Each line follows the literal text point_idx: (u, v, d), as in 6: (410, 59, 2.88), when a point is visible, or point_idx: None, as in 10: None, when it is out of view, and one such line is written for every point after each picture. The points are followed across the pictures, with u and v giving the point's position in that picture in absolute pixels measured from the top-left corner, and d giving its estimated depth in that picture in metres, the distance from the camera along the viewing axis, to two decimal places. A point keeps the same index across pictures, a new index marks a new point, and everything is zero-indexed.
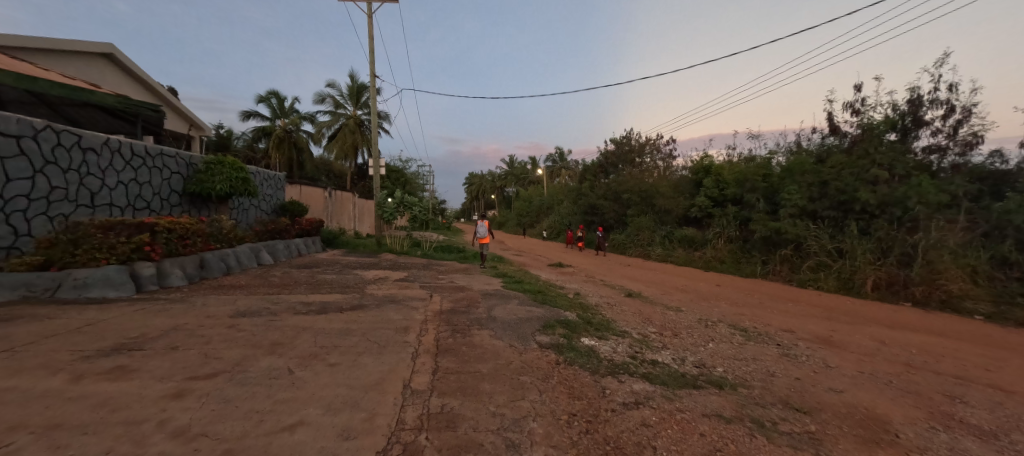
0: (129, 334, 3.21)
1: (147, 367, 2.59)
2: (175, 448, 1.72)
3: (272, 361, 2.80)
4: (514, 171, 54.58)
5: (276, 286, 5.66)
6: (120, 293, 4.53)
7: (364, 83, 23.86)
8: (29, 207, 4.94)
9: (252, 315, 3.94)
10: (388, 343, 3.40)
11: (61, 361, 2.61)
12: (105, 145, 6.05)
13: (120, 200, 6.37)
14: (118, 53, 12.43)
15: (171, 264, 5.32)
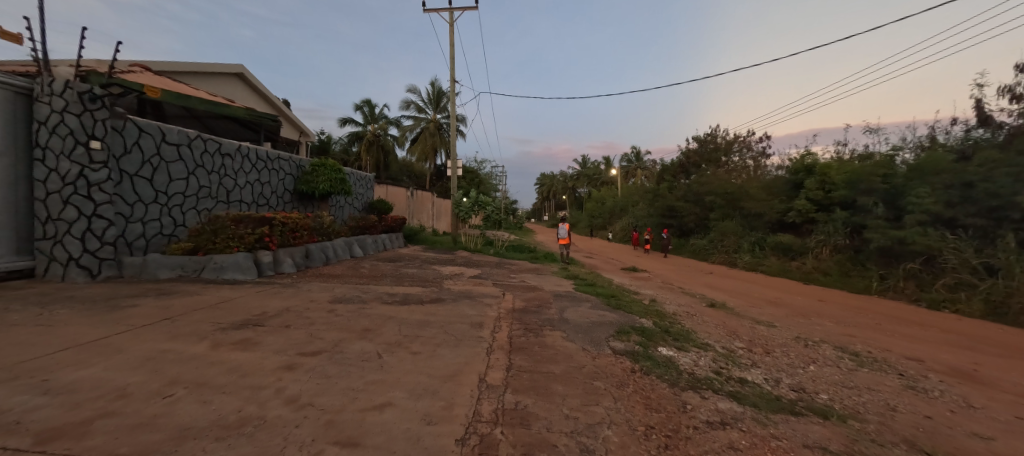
0: (253, 311, 3.77)
1: (266, 341, 3.01)
2: (288, 414, 1.99)
3: (363, 345, 3.08)
4: (587, 172, 53.52)
5: (366, 277, 6.22)
6: (246, 277, 5.33)
7: (443, 88, 25.24)
8: (185, 202, 6.03)
9: (346, 302, 4.38)
10: (464, 336, 3.54)
11: (205, 330, 3.16)
12: (237, 151, 7.16)
13: (248, 197, 7.48)
14: (246, 72, 14.63)
15: (284, 253, 6.13)
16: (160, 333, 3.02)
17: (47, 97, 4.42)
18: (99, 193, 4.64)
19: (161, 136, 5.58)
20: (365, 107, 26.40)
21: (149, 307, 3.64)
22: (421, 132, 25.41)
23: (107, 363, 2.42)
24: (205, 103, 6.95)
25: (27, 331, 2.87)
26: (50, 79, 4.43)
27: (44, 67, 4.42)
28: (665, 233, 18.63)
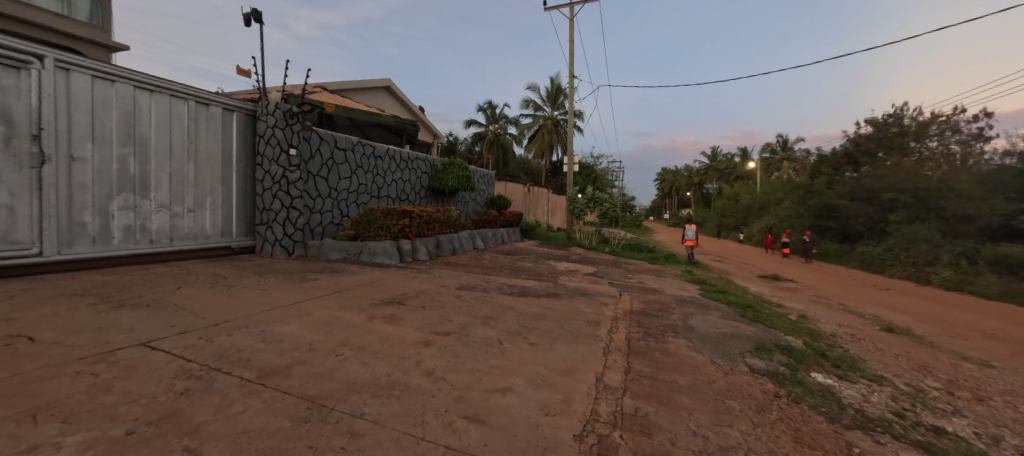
0: (398, 291, 4.39)
1: (408, 318, 3.47)
2: (427, 383, 2.26)
3: (486, 331, 3.32)
4: (717, 165, 47.90)
5: (487, 268, 6.66)
6: (391, 261, 6.21)
7: (561, 85, 25.36)
8: (349, 197, 7.30)
9: (471, 290, 4.77)
10: (580, 333, 3.53)
11: (363, 304, 3.80)
12: (387, 153, 8.35)
13: (393, 193, 8.71)
14: (391, 84, 16.81)
15: (420, 242, 6.94)
16: (333, 302, 3.74)
17: (264, 116, 5.79)
18: (294, 190, 5.92)
19: (334, 142, 6.85)
20: (488, 109, 28.19)
21: (325, 281, 4.54)
22: (538, 130, 25.98)
23: (300, 323, 3.10)
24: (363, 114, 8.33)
25: (252, 292, 3.85)
26: (266, 102, 5.80)
27: (263, 93, 5.79)
28: (808, 235, 16.18)
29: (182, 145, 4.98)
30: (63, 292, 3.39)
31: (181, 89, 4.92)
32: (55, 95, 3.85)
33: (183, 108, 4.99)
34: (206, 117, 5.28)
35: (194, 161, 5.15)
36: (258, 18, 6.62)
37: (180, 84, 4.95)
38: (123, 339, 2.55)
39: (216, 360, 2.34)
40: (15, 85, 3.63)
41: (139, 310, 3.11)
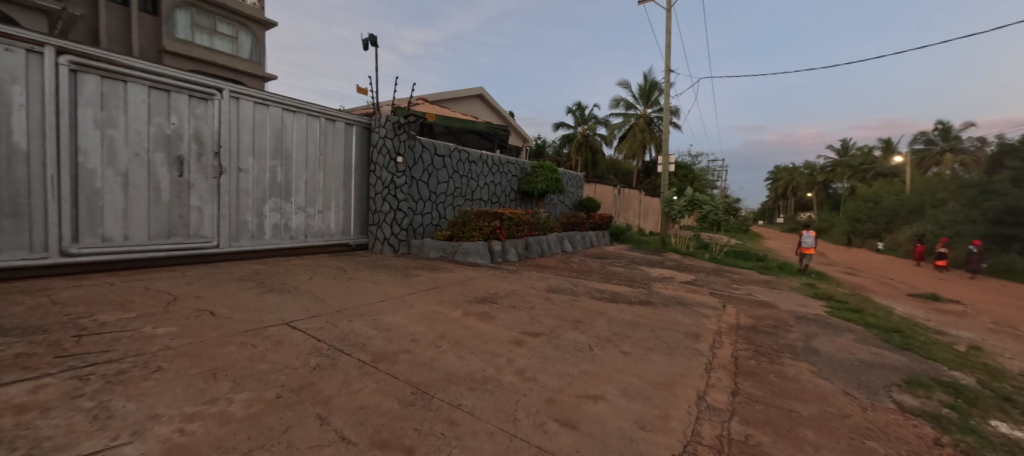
0: (489, 290, 4.58)
1: (500, 316, 3.59)
2: (518, 382, 2.31)
3: (576, 335, 3.28)
4: (849, 160, 40.72)
5: (575, 271, 6.58)
6: (483, 261, 6.50)
7: (656, 80, 24.03)
8: (446, 200, 7.83)
9: (560, 293, 4.76)
10: (678, 346, 3.29)
11: (459, 300, 4.04)
12: (480, 158, 8.77)
13: (485, 195, 9.11)
14: (482, 91, 17.65)
15: (510, 244, 7.14)
16: (432, 297, 4.05)
17: (377, 128, 6.50)
18: (400, 193, 6.54)
19: (434, 149, 7.42)
20: (577, 111, 27.96)
21: (425, 277, 4.94)
22: (630, 129, 24.94)
23: (405, 314, 3.41)
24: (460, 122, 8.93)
25: (367, 284, 4.36)
26: (379, 116, 6.50)
27: (376, 108, 6.50)
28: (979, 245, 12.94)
29: (315, 156, 5.85)
30: (232, 277, 4.23)
31: (315, 108, 5.78)
32: (229, 119, 4.83)
33: (317, 124, 5.85)
34: (333, 131, 6.11)
35: (323, 169, 6.00)
36: (375, 42, 7.50)
37: (314, 104, 5.81)
38: (272, 317, 3.09)
39: (340, 342, 2.70)
40: (204, 113, 4.64)
41: (283, 294, 3.73)
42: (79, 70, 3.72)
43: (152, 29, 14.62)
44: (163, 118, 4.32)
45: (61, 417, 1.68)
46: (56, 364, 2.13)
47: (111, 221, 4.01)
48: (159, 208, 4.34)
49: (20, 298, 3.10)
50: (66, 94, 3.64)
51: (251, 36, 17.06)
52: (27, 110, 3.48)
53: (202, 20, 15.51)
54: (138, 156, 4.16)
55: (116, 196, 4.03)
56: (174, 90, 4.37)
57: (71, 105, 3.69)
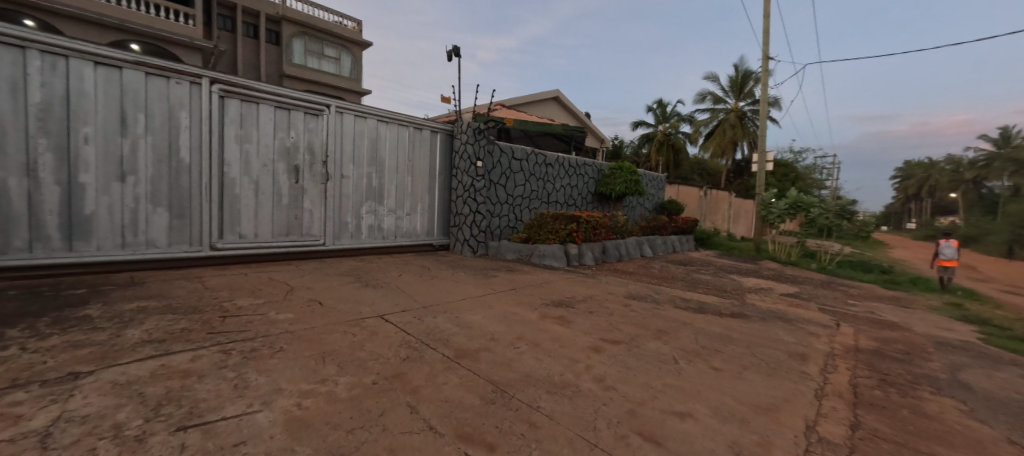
0: (566, 294, 4.54)
1: (577, 321, 3.54)
2: (597, 390, 2.25)
3: (659, 345, 3.11)
4: (1012, 153, 32.92)
5: (657, 277, 6.22)
6: (559, 264, 6.48)
7: (750, 70, 21.89)
8: (523, 202, 7.96)
9: (641, 300, 4.54)
10: (780, 366, 2.93)
11: (536, 302, 4.06)
12: (556, 161, 8.77)
13: (562, 198, 9.08)
14: (558, 94, 17.76)
15: (586, 247, 7.01)
16: (510, 298, 4.13)
17: (459, 134, 6.83)
18: (479, 196, 6.79)
19: (512, 153, 7.59)
20: (657, 109, 26.57)
21: (502, 279, 5.07)
22: (718, 125, 23.01)
23: (485, 313, 3.54)
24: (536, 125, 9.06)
25: (449, 283, 4.61)
26: (461, 123, 6.83)
27: (459, 115, 6.85)
28: None
29: (404, 162, 6.34)
30: (335, 271, 4.76)
31: (405, 119, 6.27)
32: (335, 132, 5.45)
33: (406, 133, 6.33)
34: (420, 139, 6.56)
35: (411, 175, 6.47)
36: (458, 53, 7.91)
37: (404, 114, 6.30)
38: (368, 310, 3.41)
39: (426, 336, 2.88)
40: (316, 127, 5.29)
41: (377, 289, 4.10)
42: (226, 96, 4.50)
43: (276, 57, 17.12)
44: (285, 132, 5.02)
45: (212, 383, 2.04)
46: (208, 339, 2.59)
47: (246, 221, 4.77)
48: (281, 210, 5.05)
49: (183, 284, 3.82)
50: (217, 116, 4.42)
51: (351, 56, 19.09)
52: (191, 131, 4.29)
53: (313, 45, 17.76)
54: (266, 166, 4.89)
55: (250, 200, 4.78)
56: (294, 108, 5.06)
57: (220, 125, 4.47)
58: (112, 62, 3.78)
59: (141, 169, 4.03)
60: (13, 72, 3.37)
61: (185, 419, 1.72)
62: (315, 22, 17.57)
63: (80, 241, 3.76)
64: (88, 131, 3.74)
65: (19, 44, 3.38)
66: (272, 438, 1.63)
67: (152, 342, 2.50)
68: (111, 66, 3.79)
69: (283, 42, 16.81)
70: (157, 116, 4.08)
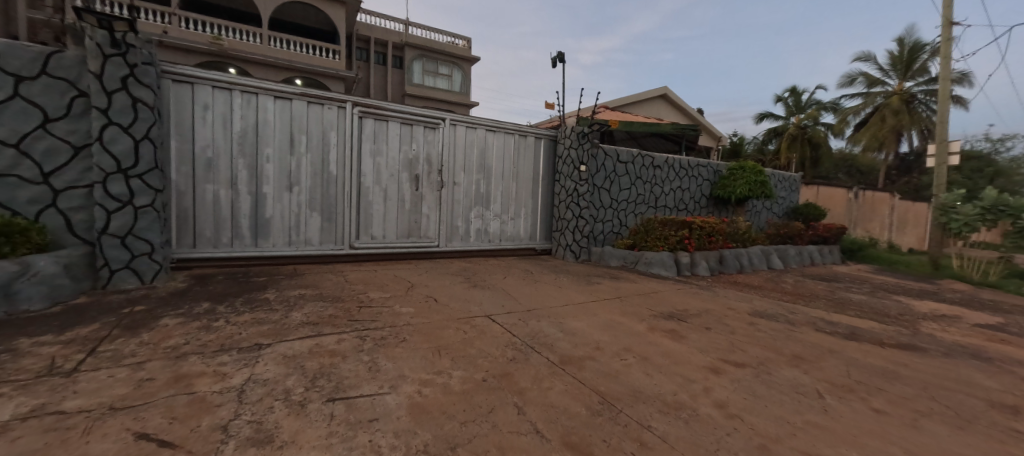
0: (678, 306, 4.18)
1: (691, 337, 3.24)
2: (719, 417, 2.02)
3: (797, 374, 2.66)
4: None
5: (790, 294, 5.36)
6: (668, 274, 6.03)
7: (922, 41, 17.64)
8: (628, 207, 7.65)
9: (770, 319, 3.95)
10: (978, 418, 2.26)
11: (643, 313, 3.83)
12: (666, 162, 8.21)
13: (671, 202, 8.46)
14: (666, 91, 16.85)
15: (700, 256, 6.40)
16: (615, 306, 3.98)
17: (563, 139, 6.84)
18: (582, 201, 6.71)
19: (617, 156, 7.34)
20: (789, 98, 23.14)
21: (606, 286, 4.91)
22: (874, 114, 18.93)
23: (589, 321, 3.46)
24: (643, 125, 8.63)
25: (551, 288, 4.63)
26: (565, 127, 6.84)
27: (562, 120, 6.88)
28: None
29: (510, 169, 6.59)
30: (447, 271, 5.17)
31: (511, 127, 6.52)
32: (449, 143, 5.93)
33: (512, 140, 6.58)
34: (525, 145, 6.76)
35: (516, 180, 6.70)
36: (562, 58, 7.96)
37: (510, 122, 6.56)
38: (477, 309, 3.61)
39: (531, 339, 2.94)
40: (433, 139, 5.82)
41: (484, 290, 4.33)
42: (363, 116, 5.24)
43: (400, 79, 19.42)
44: (408, 145, 5.64)
45: (352, 364, 2.38)
46: (349, 325, 3.03)
47: (376, 224, 5.47)
48: (404, 214, 5.67)
49: (330, 276, 4.54)
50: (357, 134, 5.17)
51: (461, 71, 20.67)
52: (337, 148, 5.10)
53: (430, 65, 19.68)
54: (393, 176, 5.54)
55: (380, 206, 5.48)
56: (416, 123, 5.65)
57: (358, 142, 5.22)
58: (285, 95, 4.70)
59: (303, 181, 4.92)
60: (224, 108, 4.43)
61: (332, 392, 2.03)
62: (432, 44, 19.49)
63: (261, 238, 4.75)
64: (268, 151, 4.70)
65: (227, 87, 4.41)
66: (398, 419, 1.82)
67: (308, 324, 3.03)
68: (284, 98, 4.71)
69: (406, 65, 18.99)
70: (314, 137, 4.94)
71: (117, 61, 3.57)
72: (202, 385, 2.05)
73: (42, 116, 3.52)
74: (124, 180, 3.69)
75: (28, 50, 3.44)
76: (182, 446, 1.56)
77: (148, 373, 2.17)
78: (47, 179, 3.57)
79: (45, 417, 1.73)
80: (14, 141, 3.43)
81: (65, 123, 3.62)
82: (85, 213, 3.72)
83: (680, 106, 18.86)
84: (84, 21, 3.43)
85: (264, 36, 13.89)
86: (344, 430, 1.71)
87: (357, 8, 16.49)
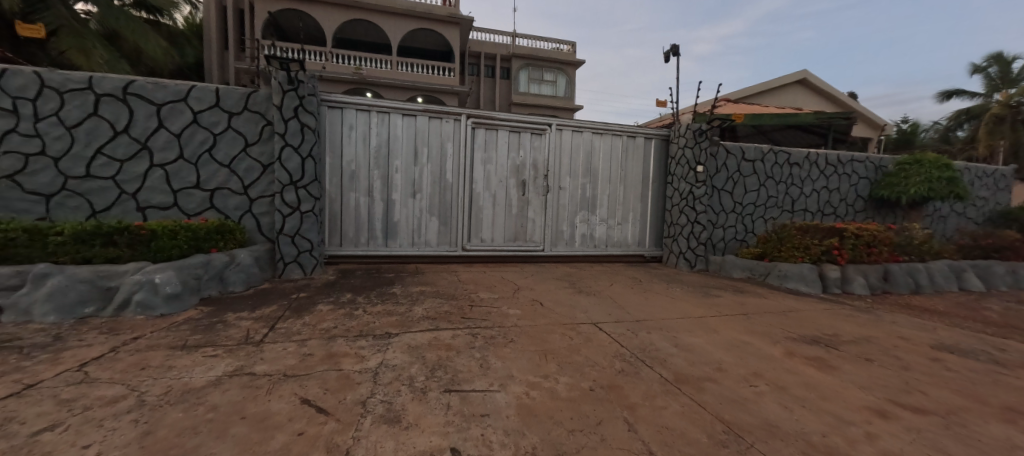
0: (825, 330, 3.51)
1: (845, 369, 2.68)
2: None
3: (1014, 432, 1.99)
4: None
5: (997, 326, 4.07)
6: (810, 290, 5.13)
7: None
8: (756, 211, 6.75)
9: (966, 357, 3.06)
10: None
11: (778, 335, 3.31)
12: (806, 159, 7.02)
13: (813, 205, 7.20)
14: (800, 74, 14.79)
15: (855, 270, 5.30)
16: (740, 324, 3.52)
17: (676, 138, 6.35)
18: (699, 205, 6.13)
19: (741, 154, 6.55)
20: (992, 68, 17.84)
21: (728, 300, 4.38)
22: None
23: (709, 338, 3.12)
24: (775, 117, 7.53)
25: (663, 298, 4.31)
26: (678, 125, 6.34)
27: (675, 118, 6.40)
28: None
29: (617, 172, 6.36)
30: (552, 276, 5.20)
31: (618, 128, 6.30)
32: (555, 148, 5.99)
33: (619, 142, 6.34)
34: (634, 147, 6.45)
35: (623, 184, 6.43)
36: (676, 51, 7.41)
37: (618, 124, 6.33)
38: (583, 316, 3.55)
39: (641, 352, 2.77)
40: (540, 145, 5.94)
41: (589, 297, 4.24)
42: (476, 126, 5.61)
43: (506, 89, 20.34)
44: (516, 152, 5.85)
45: (466, 359, 2.54)
46: (462, 322, 3.26)
47: (486, 227, 5.80)
48: (511, 219, 5.89)
49: (446, 276, 4.95)
50: (470, 143, 5.56)
51: (565, 76, 20.78)
52: (453, 157, 5.54)
53: (535, 73, 20.21)
54: (502, 182, 5.81)
55: (489, 211, 5.79)
56: (523, 130, 5.83)
57: (471, 151, 5.60)
58: (412, 112, 5.29)
59: (425, 188, 5.47)
60: (365, 127, 5.17)
61: (449, 384, 2.20)
62: (537, 53, 20.00)
63: (390, 239, 5.41)
64: (397, 163, 5.34)
65: (367, 109, 5.14)
66: (508, 417, 1.88)
67: (428, 318, 3.33)
68: (410, 115, 5.31)
69: (512, 75, 19.82)
70: (434, 148, 5.46)
71: (291, 95, 4.45)
72: (347, 364, 2.41)
73: (244, 141, 4.56)
74: (295, 191, 4.57)
75: (237, 92, 4.49)
76: (333, 414, 1.85)
77: (309, 349, 2.63)
78: (246, 190, 4.61)
79: (244, 375, 2.23)
80: (227, 162, 4.52)
81: (258, 147, 4.62)
82: (269, 217, 4.69)
83: (824, 92, 16.00)
84: (271, 65, 4.36)
85: (394, 62, 15.90)
86: (459, 421, 1.83)
87: (470, 26, 17.81)
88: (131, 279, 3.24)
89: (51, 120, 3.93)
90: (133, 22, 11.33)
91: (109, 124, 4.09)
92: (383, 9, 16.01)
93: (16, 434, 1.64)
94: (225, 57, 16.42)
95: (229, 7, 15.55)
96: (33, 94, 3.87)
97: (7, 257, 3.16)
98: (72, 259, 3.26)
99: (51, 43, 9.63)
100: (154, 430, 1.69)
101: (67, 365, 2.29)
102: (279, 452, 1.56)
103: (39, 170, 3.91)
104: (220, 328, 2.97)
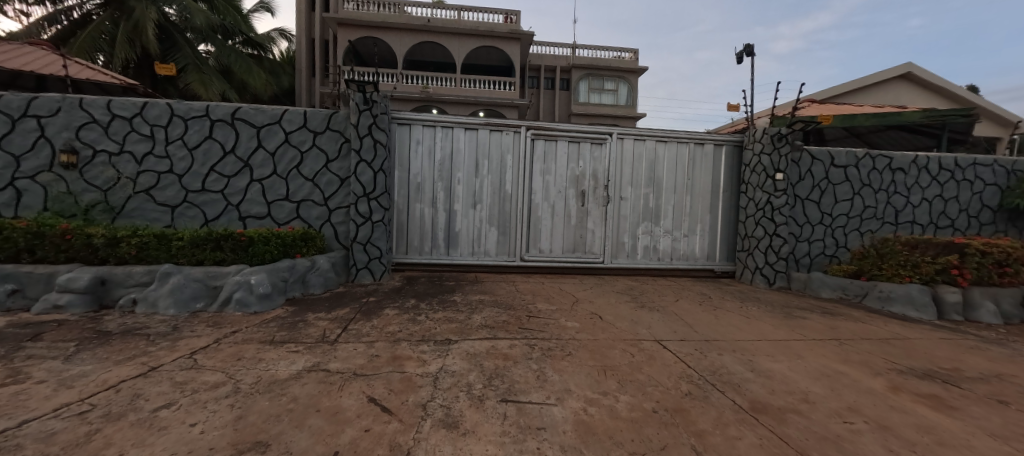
0: (942, 363, 2.98)
1: (971, 411, 2.25)
2: None
3: None
4: None
5: None
6: (922, 316, 4.41)
7: None
8: (848, 223, 6.00)
9: None
10: None
11: (879, 365, 2.88)
12: (913, 163, 6.11)
13: (923, 217, 6.22)
14: (894, 67, 13.60)
15: (982, 294, 4.48)
16: (830, 351, 3.12)
17: (751, 144, 5.87)
18: (779, 216, 5.59)
19: (830, 160, 5.88)
20: None
21: (816, 323, 3.90)
22: None
23: (791, 364, 2.81)
24: (872, 117, 6.69)
25: (737, 317, 3.96)
26: (753, 130, 5.87)
27: (750, 121, 5.92)
28: None
29: (682, 181, 6.03)
30: (612, 289, 5.04)
31: (685, 136, 5.98)
32: (616, 157, 5.84)
33: (685, 150, 6.01)
34: (703, 154, 6.07)
35: (691, 194, 6.07)
36: (750, 51, 6.94)
37: (684, 131, 6.02)
38: (646, 332, 3.38)
39: (712, 375, 2.56)
40: (600, 155, 5.84)
41: (653, 312, 4.01)
42: (535, 138, 5.67)
43: (566, 100, 20.37)
44: (575, 163, 5.80)
45: (523, 370, 2.54)
46: (519, 332, 3.25)
47: (544, 238, 5.79)
48: (570, 230, 5.83)
49: (504, 285, 5.01)
50: (529, 155, 5.63)
51: (627, 84, 20.27)
52: (513, 168, 5.64)
53: (595, 82, 20.01)
54: (561, 192, 5.78)
55: (548, 222, 5.78)
56: (583, 141, 5.78)
57: (531, 162, 5.67)
58: (473, 126, 5.49)
59: (484, 199, 5.61)
60: (430, 142, 5.46)
61: (505, 394, 2.20)
62: (597, 62, 19.80)
63: (452, 248, 5.61)
64: (459, 175, 5.54)
65: (432, 124, 5.43)
66: (565, 433, 1.83)
67: (486, 327, 3.38)
68: (472, 129, 5.51)
69: (572, 86, 19.79)
70: (494, 161, 5.60)
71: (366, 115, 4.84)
72: (410, 367, 2.52)
73: (326, 158, 5.02)
74: (367, 202, 4.93)
75: (321, 113, 4.97)
76: (396, 414, 1.93)
77: (376, 350, 2.80)
78: (327, 202, 5.06)
79: (320, 371, 2.43)
80: (312, 177, 5.01)
81: (337, 162, 5.05)
82: (345, 226, 5.09)
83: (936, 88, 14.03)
84: (349, 88, 4.78)
85: (457, 79, 16.63)
86: (515, 432, 1.82)
87: (530, 41, 18.11)
88: (232, 280, 3.70)
89: (177, 143, 4.67)
90: (242, 58, 13.03)
91: (220, 145, 4.76)
92: (448, 30, 16.95)
93: (142, 408, 1.93)
94: (312, 83, 18.36)
95: (317, 39, 17.44)
96: (165, 122, 4.62)
97: (143, 258, 3.78)
98: (189, 261, 3.83)
99: (180, 79, 11.47)
100: (245, 415, 1.89)
101: (181, 352, 2.66)
102: (347, 446, 1.66)
103: (168, 185, 4.65)
104: (301, 326, 3.26)
